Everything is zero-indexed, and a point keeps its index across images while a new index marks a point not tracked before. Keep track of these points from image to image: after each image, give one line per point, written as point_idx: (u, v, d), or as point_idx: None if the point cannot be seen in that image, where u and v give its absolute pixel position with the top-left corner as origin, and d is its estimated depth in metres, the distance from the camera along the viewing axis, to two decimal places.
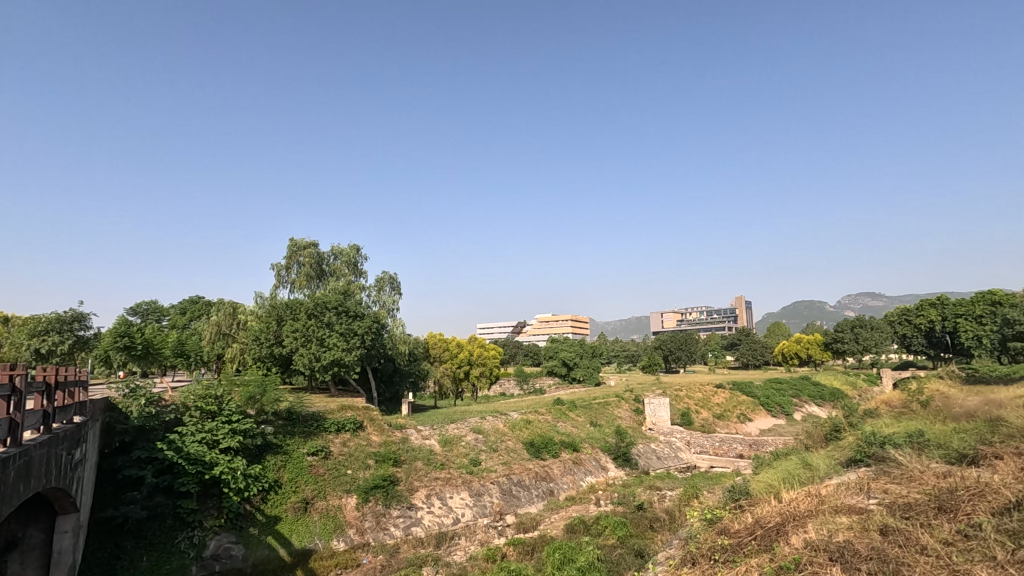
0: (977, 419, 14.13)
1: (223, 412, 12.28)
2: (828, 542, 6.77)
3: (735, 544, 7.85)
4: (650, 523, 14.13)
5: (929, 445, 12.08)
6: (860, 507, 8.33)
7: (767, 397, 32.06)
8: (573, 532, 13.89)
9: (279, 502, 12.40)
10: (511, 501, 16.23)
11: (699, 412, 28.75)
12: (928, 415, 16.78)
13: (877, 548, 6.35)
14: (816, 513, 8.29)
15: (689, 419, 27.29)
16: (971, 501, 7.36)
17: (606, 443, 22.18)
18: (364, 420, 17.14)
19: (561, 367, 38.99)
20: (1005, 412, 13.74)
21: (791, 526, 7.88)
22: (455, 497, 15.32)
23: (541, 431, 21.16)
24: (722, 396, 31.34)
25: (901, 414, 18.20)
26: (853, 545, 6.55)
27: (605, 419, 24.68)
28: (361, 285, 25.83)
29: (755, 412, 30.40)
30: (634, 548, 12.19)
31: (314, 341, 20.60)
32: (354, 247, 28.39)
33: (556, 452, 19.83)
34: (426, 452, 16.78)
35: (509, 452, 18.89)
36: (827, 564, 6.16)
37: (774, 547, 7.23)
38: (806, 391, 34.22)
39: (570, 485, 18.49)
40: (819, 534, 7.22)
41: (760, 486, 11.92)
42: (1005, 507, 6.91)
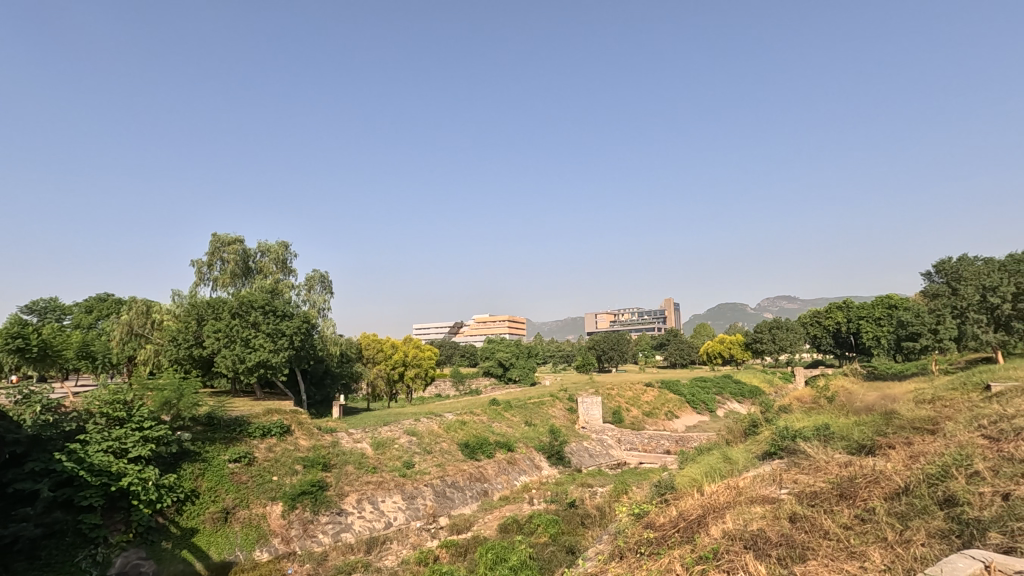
0: (874, 413, 15.48)
1: (134, 419, 11.39)
2: (744, 531, 7.18)
3: (659, 537, 8.17)
4: (582, 519, 14.44)
5: (833, 438, 13.11)
6: (772, 497, 8.92)
7: (692, 395, 33.63)
8: (506, 532, 13.97)
9: (196, 512, 11.67)
10: (445, 503, 16.09)
11: (629, 410, 29.74)
12: (834, 410, 18.22)
13: (786, 535, 6.80)
14: (734, 504, 8.79)
15: (620, 417, 28.17)
16: (867, 487, 8.06)
17: (540, 442, 22.50)
18: (291, 424, 16.47)
19: (497, 367, 39.18)
20: (898, 406, 15.13)
21: (711, 518, 8.30)
22: (387, 500, 15.01)
23: (476, 432, 21.14)
24: (651, 394, 32.56)
25: (811, 410, 19.63)
26: (765, 533, 6.99)
27: (539, 418, 25.01)
28: (290, 284, 24.82)
29: (681, 409, 31.80)
30: (566, 545, 12.44)
31: (238, 341, 19.58)
32: (283, 244, 27.25)
33: (490, 452, 19.91)
34: (357, 456, 16.35)
35: (443, 453, 18.75)
36: (741, 551, 6.52)
37: (695, 538, 7.58)
38: (728, 389, 36.20)
39: (505, 485, 18.60)
40: (736, 523, 7.65)
41: (684, 480, 12.47)
42: (896, 493, 7.60)
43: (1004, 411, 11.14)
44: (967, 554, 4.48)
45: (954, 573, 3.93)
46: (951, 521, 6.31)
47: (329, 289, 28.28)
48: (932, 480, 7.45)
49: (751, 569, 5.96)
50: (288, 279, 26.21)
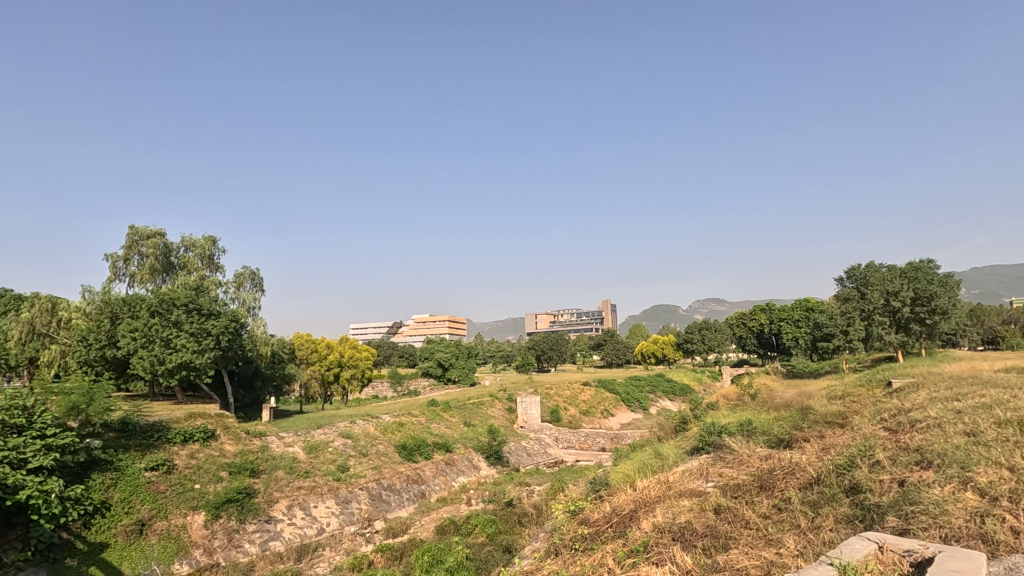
0: (792, 408, 16.54)
1: (35, 426, 10.40)
2: (673, 524, 7.49)
3: (592, 532, 8.37)
4: (519, 518, 14.56)
5: (755, 433, 13.90)
6: (699, 490, 9.35)
7: (627, 393, 34.68)
8: (443, 534, 13.87)
9: (107, 526, 10.84)
10: (381, 506, 15.76)
11: (567, 408, 30.27)
12: (756, 407, 19.32)
13: (711, 526, 7.15)
14: (664, 499, 9.14)
15: (558, 416, 28.60)
16: (784, 478, 8.60)
17: (479, 442, 22.50)
18: (216, 428, 15.62)
19: (436, 367, 38.84)
20: (813, 402, 16.24)
21: (642, 512, 8.59)
22: (319, 506, 14.52)
23: (414, 433, 20.85)
24: (588, 393, 33.28)
25: (736, 406, 20.72)
26: (692, 525, 7.31)
27: (478, 419, 24.99)
28: (217, 280, 23.55)
29: (616, 408, 32.73)
30: (503, 544, 12.50)
31: (157, 342, 18.35)
32: (210, 238, 25.82)
33: (428, 453, 19.70)
34: (288, 460, 15.73)
35: (380, 456, 18.36)
36: (669, 543, 6.80)
37: (627, 532, 7.83)
38: (661, 388, 37.61)
39: (443, 486, 18.45)
40: (665, 516, 7.97)
41: (618, 476, 12.85)
42: (808, 483, 8.16)
43: (903, 405, 12.20)
44: (866, 537, 4.87)
45: (852, 553, 4.25)
46: (855, 507, 6.86)
47: (259, 287, 27.03)
48: (839, 470, 8.06)
49: (677, 559, 6.22)
50: (215, 276, 24.85)
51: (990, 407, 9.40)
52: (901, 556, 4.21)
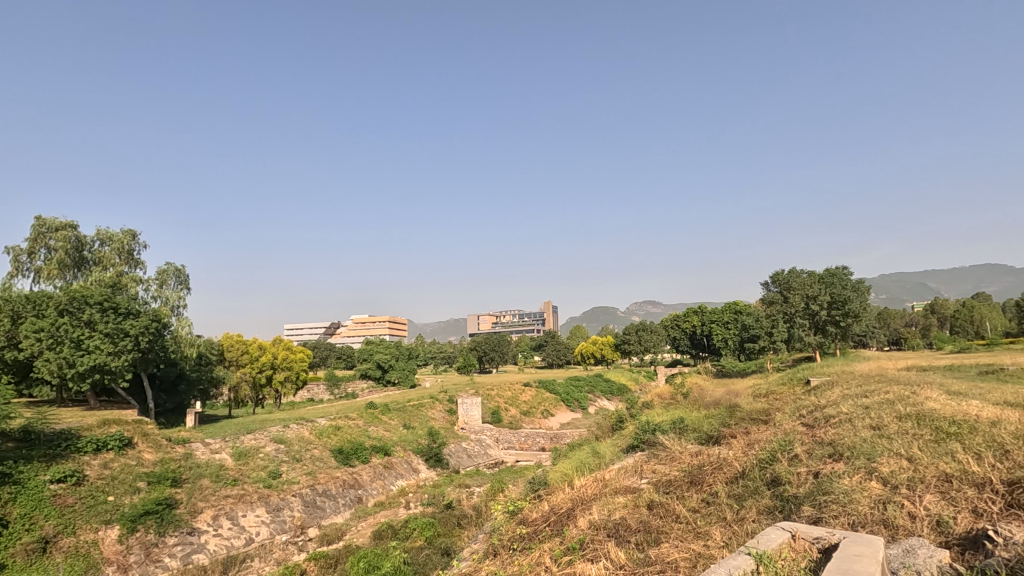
0: (721, 406, 17.38)
1: None
2: (608, 521, 7.68)
3: (531, 532, 8.44)
4: (458, 520, 14.48)
5: (686, 430, 14.49)
6: (633, 487, 9.64)
7: (567, 394, 35.27)
8: (380, 539, 13.58)
9: (4, 546, 9.87)
10: (314, 513, 15.23)
11: (508, 409, 30.40)
12: (688, 405, 20.16)
13: (644, 521, 7.39)
14: (600, 496, 9.37)
15: (499, 417, 28.65)
16: (712, 473, 9.01)
17: (419, 445, 22.20)
18: (134, 436, 14.59)
19: (375, 369, 38.03)
20: (740, 400, 17.13)
21: (579, 510, 8.76)
22: (248, 515, 13.86)
23: (351, 436, 20.31)
24: (529, 394, 33.57)
25: (669, 405, 21.51)
26: (626, 521, 7.52)
27: (418, 421, 24.65)
28: (137, 277, 22.00)
29: (556, 408, 33.21)
30: (442, 547, 12.39)
31: (67, 343, 16.93)
32: (130, 232, 24.13)
33: (366, 457, 19.25)
34: (215, 468, 14.92)
35: (314, 461, 17.74)
36: (604, 540, 6.97)
37: (564, 531, 7.95)
38: (599, 388, 38.50)
39: (380, 491, 18.06)
40: (601, 514, 8.16)
41: (557, 475, 13.03)
42: (734, 477, 8.59)
43: (818, 402, 13.08)
44: (781, 526, 5.17)
45: (768, 543, 4.50)
46: (775, 499, 7.28)
47: (184, 284, 25.49)
48: (762, 464, 8.53)
49: (612, 555, 6.37)
50: (134, 272, 23.22)
51: (893, 403, 10.24)
52: (811, 543, 4.50)
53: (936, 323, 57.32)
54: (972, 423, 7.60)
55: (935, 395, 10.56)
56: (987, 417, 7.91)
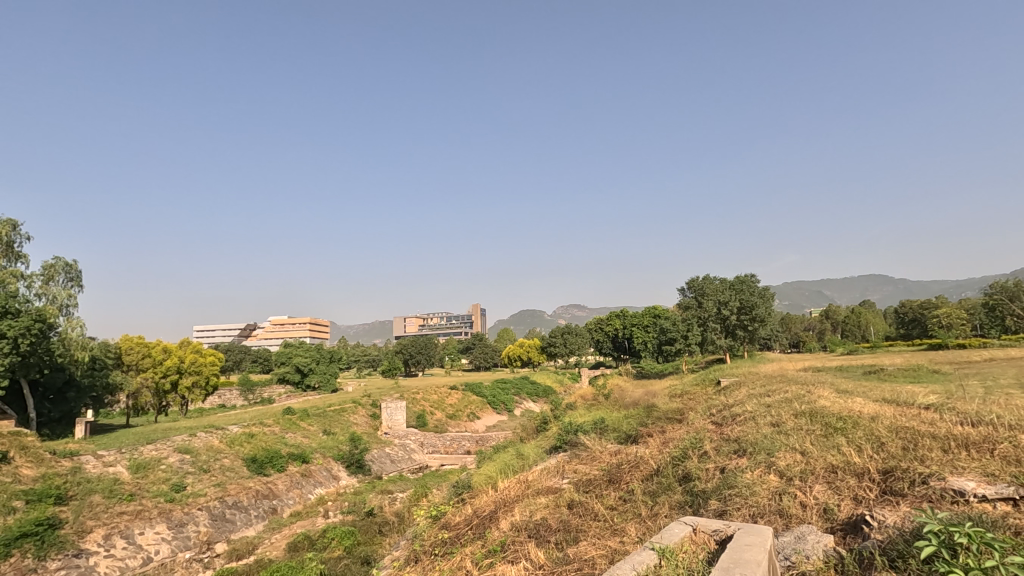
0: (639, 407, 18.10)
1: None
2: (530, 522, 7.77)
3: (453, 536, 8.38)
4: (379, 528, 14.11)
5: (607, 430, 14.97)
6: (555, 487, 9.82)
7: (493, 396, 35.42)
8: (296, 551, 12.96)
9: None
10: (223, 527, 14.28)
11: (434, 413, 30.04)
12: (610, 405, 20.87)
13: (564, 521, 7.53)
14: (522, 497, 9.45)
15: (424, 420, 28.23)
16: (629, 472, 9.35)
17: (339, 451, 21.45)
18: (10, 450, 13.04)
19: (294, 373, 36.38)
20: (657, 401, 17.93)
21: (501, 512, 8.80)
22: (147, 532, 12.79)
23: (266, 444, 19.28)
24: (455, 397, 33.37)
25: (592, 406, 22.14)
26: (548, 521, 7.64)
27: (339, 427, 23.82)
28: (18, 272, 19.78)
29: (482, 410, 33.23)
30: (361, 556, 12.02)
31: None
32: (10, 222, 21.66)
33: (282, 466, 18.35)
34: (108, 482, 13.65)
35: (224, 471, 16.67)
36: (525, 541, 7.04)
37: (486, 533, 7.96)
38: (525, 390, 38.96)
39: (297, 500, 17.24)
40: (523, 515, 8.25)
41: (481, 478, 13.02)
42: (649, 474, 8.96)
43: (727, 401, 13.95)
44: (685, 520, 5.46)
45: (671, 537, 4.74)
46: (686, 494, 7.68)
47: (75, 281, 23.21)
48: (675, 462, 8.96)
49: (532, 556, 6.45)
50: (14, 267, 20.85)
51: (790, 401, 11.10)
52: (710, 535, 4.79)
53: (829, 328, 62.81)
54: (856, 419, 8.38)
55: (827, 393, 11.55)
56: (868, 413, 8.74)
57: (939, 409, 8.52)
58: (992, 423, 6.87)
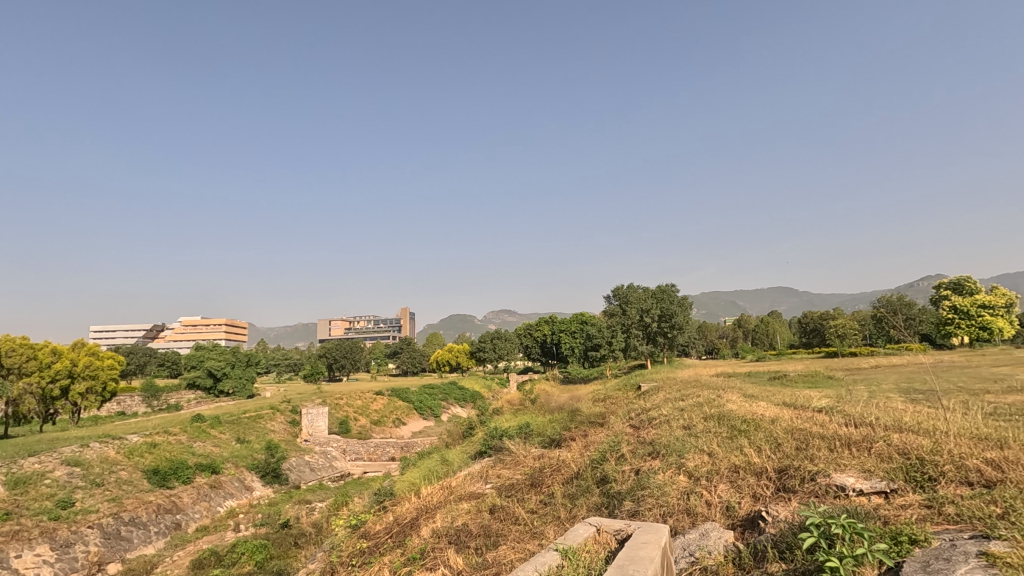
0: (564, 411, 18.51)
1: None
2: (450, 528, 7.71)
3: (371, 545, 8.18)
4: (294, 540, 13.49)
5: (531, 434, 15.16)
6: (477, 492, 9.82)
7: (420, 401, 34.89)
8: (200, 568, 12.14)
9: None
10: (117, 546, 13.12)
11: (357, 419, 29.14)
12: (536, 410, 21.19)
13: (485, 526, 7.53)
14: (445, 504, 9.38)
15: (347, 427, 27.34)
16: (551, 475, 9.51)
17: (254, 460, 20.34)
18: None
19: (206, 378, 34.11)
20: (581, 405, 18.38)
21: (423, 519, 8.68)
22: (25, 554, 11.52)
23: (171, 454, 17.94)
24: (381, 402, 32.53)
25: (518, 411, 22.35)
26: (469, 527, 7.61)
27: (255, 434, 22.56)
28: None
29: (408, 416, 32.63)
30: (273, 570, 11.44)
31: None
32: None
33: (188, 477, 17.13)
34: None
35: (120, 485, 15.33)
36: (445, 547, 6.99)
37: (405, 542, 7.82)
38: (453, 395, 38.73)
39: (204, 514, 16.13)
40: (444, 521, 8.18)
41: (404, 485, 12.78)
42: (570, 477, 9.17)
43: (645, 405, 14.53)
44: (590, 521, 5.62)
45: (575, 538, 4.88)
46: (603, 496, 7.92)
47: None
48: (594, 465, 9.23)
49: (450, 562, 6.41)
50: None
51: (701, 405, 11.74)
52: (613, 535, 4.96)
53: (742, 336, 67.00)
54: (758, 421, 9.00)
55: (734, 397, 12.34)
56: (769, 416, 9.44)
57: (829, 411, 9.34)
58: (872, 424, 7.61)
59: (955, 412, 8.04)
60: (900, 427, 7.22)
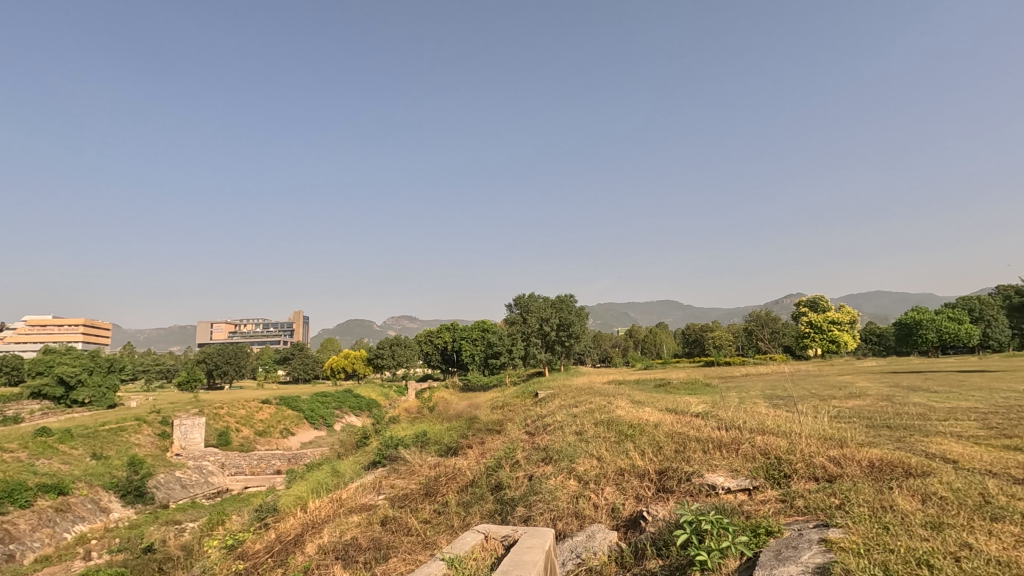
0: (462, 419, 18.48)
1: None
2: (338, 543, 7.37)
3: (249, 566, 7.59)
4: (158, 566, 12.15)
5: (428, 443, 14.94)
6: (369, 504, 9.47)
7: (311, 410, 33.09)
8: None
9: None
10: None
11: (239, 429, 27.01)
12: (433, 418, 20.96)
13: (376, 538, 7.28)
14: (333, 517, 8.95)
15: (227, 438, 25.26)
16: (446, 484, 9.42)
17: (112, 478, 18.10)
18: None
19: (54, 387, 29.51)
20: (478, 413, 18.45)
21: (308, 535, 8.21)
22: None
23: (5, 474, 15.44)
24: (267, 411, 30.40)
25: (416, 419, 21.94)
26: (358, 540, 7.32)
27: (115, 449, 20.14)
28: None
29: (297, 426, 30.81)
30: None
31: None
32: None
33: (26, 501, 14.83)
34: None
35: None
36: (331, 564, 6.66)
37: (288, 560, 7.35)
38: (347, 403, 37.21)
39: (46, 542, 14.06)
40: (331, 536, 7.79)
41: (288, 500, 12.01)
42: (465, 485, 9.15)
43: (541, 412, 14.91)
44: (479, 528, 5.63)
45: (463, 546, 4.86)
46: (496, 502, 7.98)
47: None
48: (489, 472, 9.29)
49: None
50: None
51: (593, 412, 12.25)
52: (500, 541, 5.01)
53: (632, 345, 71.01)
54: (642, 426, 9.57)
55: (623, 404, 13.02)
56: (653, 421, 10.09)
57: (705, 416, 10.15)
58: (740, 427, 8.38)
59: (807, 415, 9.10)
60: (763, 429, 8.02)
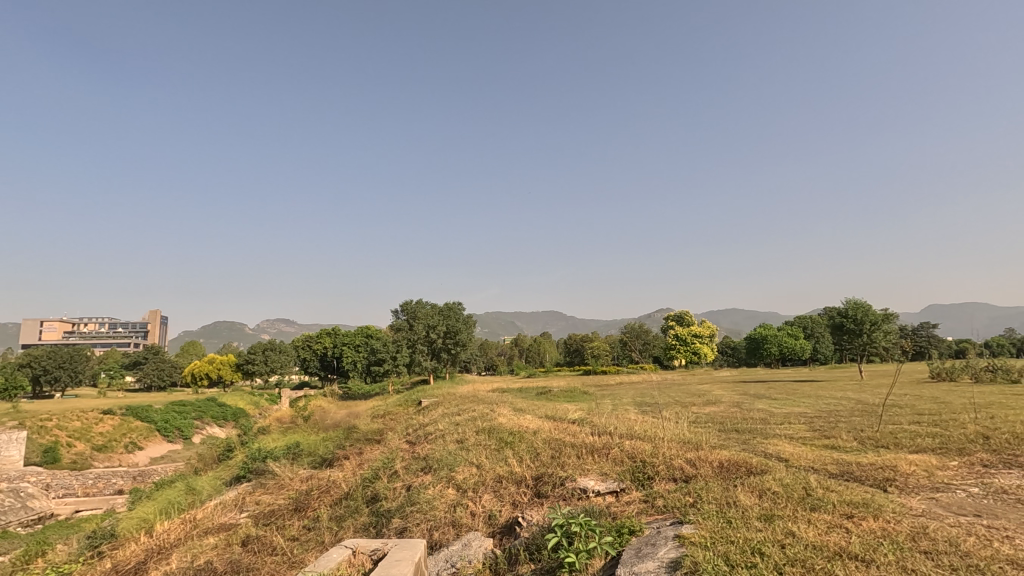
0: (339, 429, 17.60)
1: None
2: (188, 568, 6.63)
3: None
4: None
5: (300, 455, 14.04)
6: (229, 524, 8.65)
7: (165, 421, 29.63)
8: None
9: None
10: None
11: (72, 444, 23.46)
12: (307, 428, 19.76)
13: (233, 561, 6.66)
14: (184, 541, 8.04)
15: (55, 455, 21.86)
16: (317, 498, 8.90)
17: None
18: None
19: None
20: (358, 422, 17.73)
21: (152, 562, 7.30)
22: None
23: None
24: (109, 423, 26.67)
25: (288, 429, 20.54)
26: (213, 564, 6.65)
27: None
28: None
29: (147, 439, 27.39)
30: None
31: None
32: None
33: None
34: None
35: None
36: None
37: None
38: (210, 413, 33.90)
39: None
40: (180, 561, 7.00)
41: (131, 523, 10.59)
42: (338, 499, 8.71)
43: (422, 421, 14.69)
44: (351, 542, 5.38)
45: (329, 563, 4.62)
46: (371, 515, 7.69)
47: None
48: (364, 484, 8.93)
49: None
50: None
51: (475, 420, 12.32)
52: (369, 556, 4.83)
53: (517, 353, 72.59)
54: (522, 433, 9.80)
55: (505, 412, 13.23)
56: (532, 428, 10.35)
57: (581, 423, 10.62)
58: (611, 433, 8.88)
59: (670, 421, 9.88)
60: (631, 435, 8.57)
